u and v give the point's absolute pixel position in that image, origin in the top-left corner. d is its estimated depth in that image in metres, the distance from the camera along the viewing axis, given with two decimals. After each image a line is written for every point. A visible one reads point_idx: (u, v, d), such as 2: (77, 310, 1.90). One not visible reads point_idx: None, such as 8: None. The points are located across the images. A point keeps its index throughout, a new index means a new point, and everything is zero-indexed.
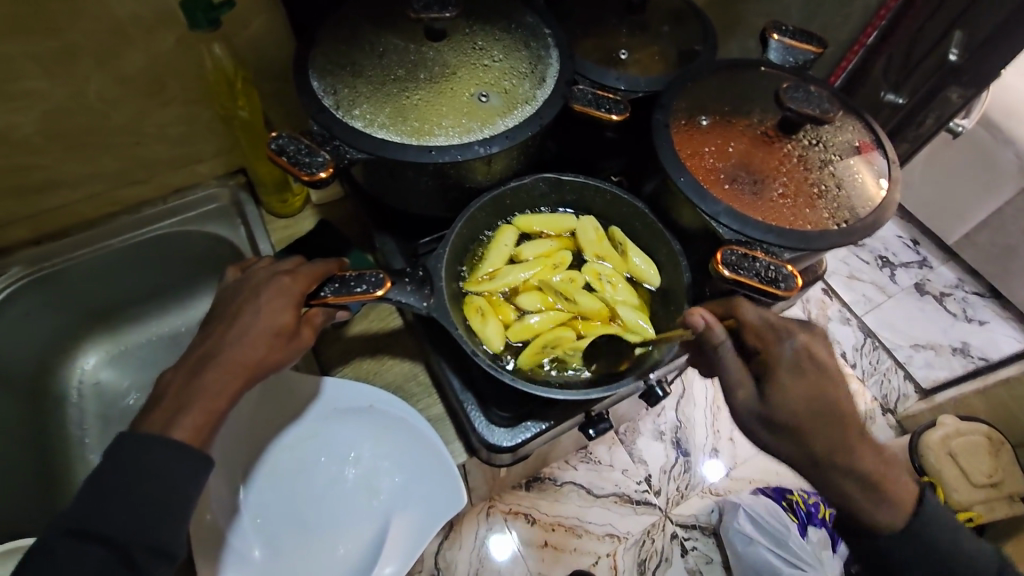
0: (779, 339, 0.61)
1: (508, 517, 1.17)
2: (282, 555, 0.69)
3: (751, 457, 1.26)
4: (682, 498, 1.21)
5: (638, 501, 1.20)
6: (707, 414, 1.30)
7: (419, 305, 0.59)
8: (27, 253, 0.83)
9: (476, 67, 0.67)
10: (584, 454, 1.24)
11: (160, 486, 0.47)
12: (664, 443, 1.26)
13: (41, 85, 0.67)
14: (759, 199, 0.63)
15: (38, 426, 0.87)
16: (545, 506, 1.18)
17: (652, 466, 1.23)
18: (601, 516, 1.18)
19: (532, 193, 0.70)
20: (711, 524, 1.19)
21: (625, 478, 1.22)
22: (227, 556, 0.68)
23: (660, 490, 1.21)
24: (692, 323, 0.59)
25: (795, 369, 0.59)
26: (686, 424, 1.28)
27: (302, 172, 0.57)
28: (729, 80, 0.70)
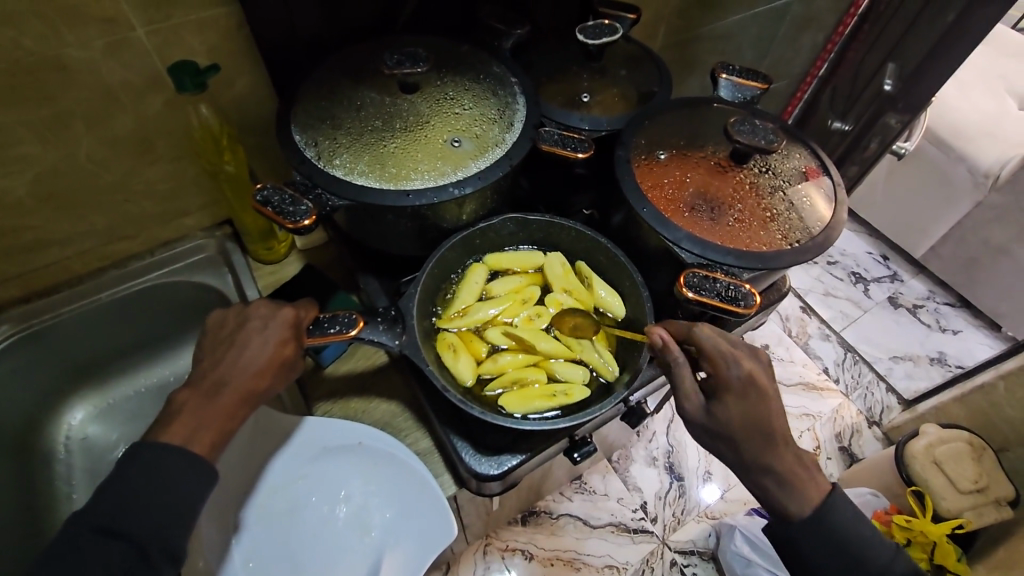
0: (726, 363, 0.59)
1: (505, 554, 1.16)
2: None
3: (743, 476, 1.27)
4: (678, 524, 1.22)
5: (635, 530, 1.20)
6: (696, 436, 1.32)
7: (392, 343, 0.63)
8: (15, 310, 0.84)
9: (448, 115, 0.71)
10: (579, 484, 1.25)
11: (139, 534, 0.49)
12: (656, 469, 1.28)
13: (34, 150, 0.70)
14: (717, 224, 0.67)
15: (26, 485, 0.86)
16: (542, 540, 1.18)
17: (645, 493, 1.25)
18: (598, 547, 1.18)
19: (500, 233, 0.75)
20: (709, 548, 1.20)
21: (620, 507, 1.23)
22: None
23: (655, 517, 1.22)
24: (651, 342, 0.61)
25: (754, 390, 0.58)
26: (676, 448, 1.30)
27: (286, 220, 0.60)
28: (685, 117, 0.76)
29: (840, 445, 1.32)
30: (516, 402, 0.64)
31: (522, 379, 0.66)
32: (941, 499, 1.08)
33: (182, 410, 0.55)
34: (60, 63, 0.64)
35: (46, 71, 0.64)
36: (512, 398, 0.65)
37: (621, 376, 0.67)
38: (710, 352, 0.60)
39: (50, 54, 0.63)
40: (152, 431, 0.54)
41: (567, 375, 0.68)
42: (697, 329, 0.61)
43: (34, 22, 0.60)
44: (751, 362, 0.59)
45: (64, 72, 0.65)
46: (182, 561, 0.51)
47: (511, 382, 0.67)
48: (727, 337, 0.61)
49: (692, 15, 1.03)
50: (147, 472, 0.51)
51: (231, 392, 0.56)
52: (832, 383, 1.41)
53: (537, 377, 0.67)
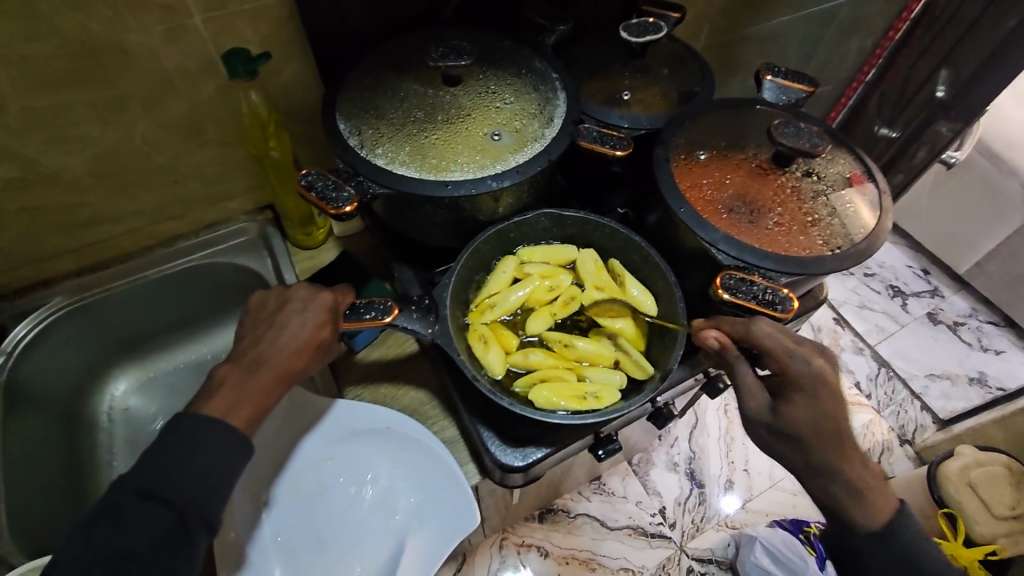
0: (795, 361, 0.58)
1: (521, 550, 1.17)
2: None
3: (766, 489, 1.26)
4: (697, 531, 1.21)
5: (652, 534, 1.20)
6: (719, 444, 1.30)
7: (424, 331, 0.64)
8: (68, 283, 0.88)
9: (489, 108, 0.72)
10: (597, 485, 1.25)
11: (176, 500, 0.51)
12: (677, 474, 1.27)
13: (94, 130, 0.74)
14: (756, 227, 0.66)
15: (71, 450, 0.89)
16: (558, 538, 1.19)
17: (665, 498, 1.24)
18: (615, 549, 1.18)
19: (534, 228, 0.75)
20: (727, 559, 1.18)
21: (638, 510, 1.22)
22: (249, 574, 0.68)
23: (674, 523, 1.21)
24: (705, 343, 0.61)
25: (809, 390, 0.57)
26: (699, 455, 1.29)
27: (329, 207, 0.62)
28: (726, 118, 0.75)
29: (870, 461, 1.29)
30: (545, 399, 0.64)
31: (551, 375, 0.66)
32: (976, 524, 1.05)
33: (231, 382, 0.57)
34: (122, 47, 0.67)
35: (108, 55, 0.67)
36: (542, 393, 0.64)
37: (655, 373, 0.66)
38: (773, 351, 0.58)
39: (113, 39, 0.66)
40: (193, 404, 0.56)
41: (600, 378, 0.67)
42: (754, 325, 0.59)
43: (101, 8, 0.63)
44: (821, 360, 0.58)
45: (125, 56, 0.68)
46: (215, 530, 0.53)
47: (541, 377, 0.66)
48: (789, 332, 0.60)
49: (738, 15, 1.02)
50: (188, 441, 0.53)
51: (269, 370, 0.58)
52: (864, 398, 1.38)
53: (564, 375, 0.66)
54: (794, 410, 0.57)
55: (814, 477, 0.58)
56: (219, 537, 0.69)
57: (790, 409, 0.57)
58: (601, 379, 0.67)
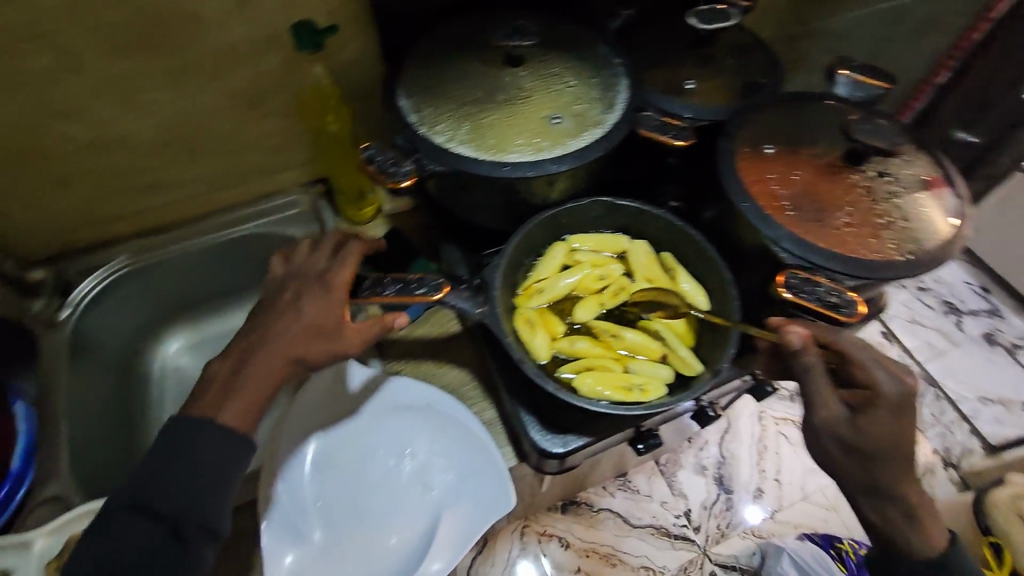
0: (879, 376, 0.55)
1: (542, 538, 1.17)
2: (339, 543, 0.69)
3: (796, 500, 1.22)
4: (722, 537, 1.18)
5: (675, 536, 1.18)
6: (751, 451, 1.27)
7: (473, 310, 0.64)
8: (133, 242, 0.92)
9: (551, 91, 0.71)
10: (623, 481, 1.24)
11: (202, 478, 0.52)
12: (705, 478, 1.24)
13: (163, 95, 0.76)
14: (823, 226, 0.63)
15: (125, 401, 0.92)
16: (580, 531, 1.18)
17: (691, 501, 1.22)
18: (636, 547, 1.17)
19: (587, 216, 0.74)
20: (750, 568, 1.16)
21: (663, 510, 1.21)
22: (286, 537, 0.67)
23: (699, 527, 1.19)
24: (787, 341, 0.56)
25: (894, 409, 0.54)
26: (730, 460, 1.26)
27: (387, 180, 0.63)
28: (793, 112, 0.72)
29: None
30: (590, 388, 0.63)
31: (597, 365, 0.66)
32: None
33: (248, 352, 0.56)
34: (195, 15, 0.69)
35: (181, 23, 0.69)
36: (587, 382, 0.64)
37: (703, 371, 0.65)
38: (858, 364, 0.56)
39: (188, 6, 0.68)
40: (199, 401, 0.55)
41: (648, 371, 0.66)
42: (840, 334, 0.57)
43: None
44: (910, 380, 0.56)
45: (197, 24, 0.70)
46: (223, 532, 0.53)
47: (587, 366, 0.66)
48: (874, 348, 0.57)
49: None
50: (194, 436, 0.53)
51: None
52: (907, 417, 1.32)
53: (611, 365, 0.66)
54: (845, 419, 0.55)
55: (858, 489, 0.56)
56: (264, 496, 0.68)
57: (841, 418, 0.55)
58: (647, 373, 0.66)
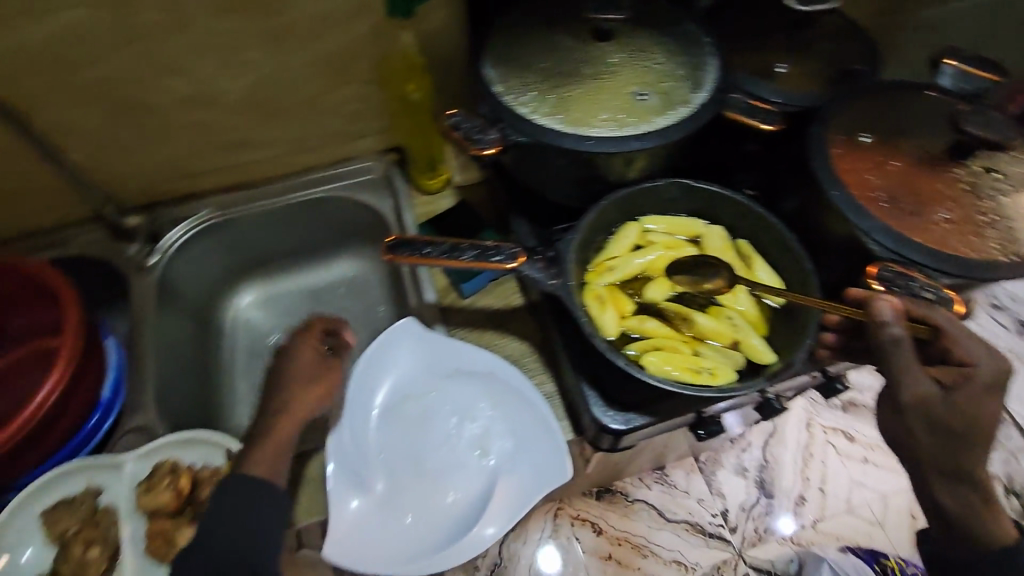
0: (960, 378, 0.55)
1: (575, 522, 1.17)
2: (398, 496, 0.72)
3: (840, 511, 1.19)
4: (759, 540, 1.16)
5: (710, 534, 1.17)
6: (796, 458, 1.24)
7: (546, 281, 0.65)
8: (218, 197, 0.96)
9: (638, 67, 0.70)
10: (660, 475, 1.23)
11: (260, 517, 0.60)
12: (744, 479, 1.22)
13: (257, 57, 0.79)
14: (920, 221, 0.60)
15: (202, 347, 0.97)
16: (614, 519, 1.18)
17: (728, 501, 1.20)
18: (669, 541, 1.16)
19: (663, 196, 0.73)
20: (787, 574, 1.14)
21: (699, 508, 1.19)
22: (351, 483, 0.70)
23: (735, 528, 1.17)
24: (877, 310, 0.54)
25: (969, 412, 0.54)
26: (772, 465, 1.23)
27: (472, 147, 0.65)
28: (891, 102, 0.69)
29: None
30: (657, 366, 0.63)
31: (666, 345, 0.66)
32: None
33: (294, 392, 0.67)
34: None
35: None
36: (653, 360, 0.64)
37: (776, 361, 0.64)
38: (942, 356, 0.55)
39: None
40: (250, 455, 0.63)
41: (716, 355, 0.66)
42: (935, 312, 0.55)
43: None
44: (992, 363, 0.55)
45: None
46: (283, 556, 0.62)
47: (654, 346, 0.66)
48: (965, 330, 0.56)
49: None
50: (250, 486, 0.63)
51: None
52: None
53: (679, 347, 0.66)
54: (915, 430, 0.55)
55: None
56: (331, 445, 0.69)
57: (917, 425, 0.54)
58: (716, 357, 0.66)
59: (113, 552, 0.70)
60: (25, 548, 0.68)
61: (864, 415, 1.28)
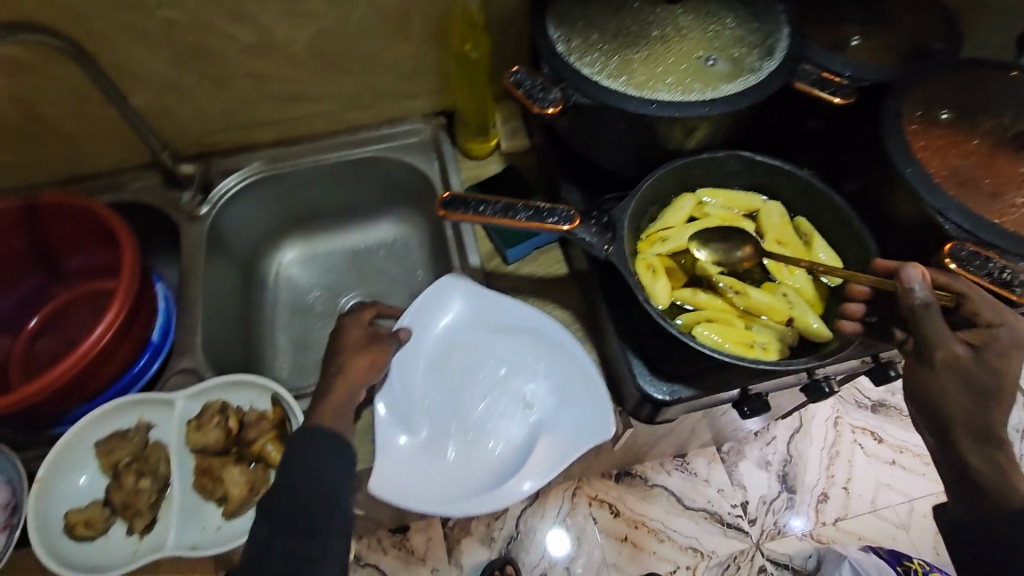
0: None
1: (592, 503, 1.17)
2: (440, 445, 0.72)
3: (864, 511, 1.17)
4: (778, 534, 1.15)
5: (728, 524, 1.16)
6: (821, 455, 1.22)
7: (599, 248, 0.64)
8: (268, 152, 0.97)
9: (706, 33, 0.68)
10: (681, 462, 1.21)
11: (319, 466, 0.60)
12: (767, 473, 1.20)
13: (320, 9, 0.79)
14: (997, 202, 0.59)
15: (246, 300, 0.99)
16: (631, 502, 1.18)
17: (749, 493, 1.19)
18: (686, 528, 1.16)
19: (722, 168, 0.71)
20: (804, 570, 1.12)
21: (719, 498, 1.18)
22: (399, 427, 0.71)
23: (754, 520, 1.16)
24: (907, 279, 0.52)
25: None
26: (796, 460, 1.22)
27: (535, 105, 0.64)
28: (976, 78, 0.65)
29: None
30: (709, 338, 0.62)
31: (717, 318, 0.65)
32: None
33: (348, 352, 0.70)
34: None
35: None
36: (706, 331, 0.63)
37: (832, 340, 0.63)
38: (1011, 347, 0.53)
39: None
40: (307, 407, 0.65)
41: (770, 332, 0.64)
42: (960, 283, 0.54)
43: None
44: None
45: None
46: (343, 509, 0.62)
47: (706, 318, 0.65)
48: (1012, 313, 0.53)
49: None
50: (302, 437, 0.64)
51: None
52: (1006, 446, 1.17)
53: (732, 321, 0.64)
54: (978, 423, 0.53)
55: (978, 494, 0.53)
56: (383, 388, 0.72)
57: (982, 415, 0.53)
58: (770, 334, 0.64)
59: (162, 486, 0.72)
60: (79, 474, 0.71)
61: (895, 417, 1.25)
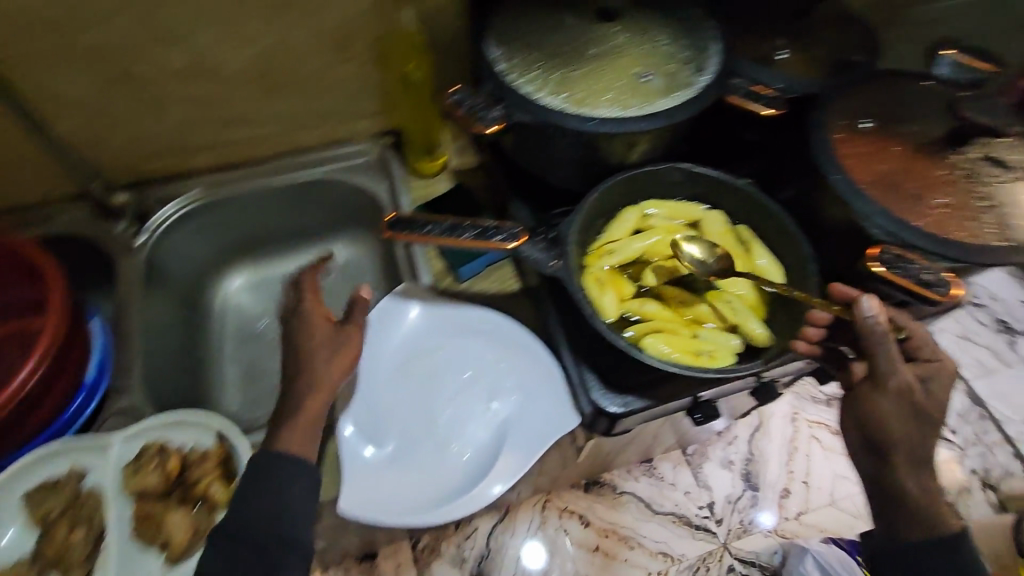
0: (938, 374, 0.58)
1: (562, 515, 1.15)
2: (407, 456, 0.71)
3: (824, 504, 1.19)
4: (744, 533, 1.16)
5: (696, 526, 1.16)
6: (782, 451, 1.23)
7: (547, 262, 0.65)
8: (207, 178, 0.94)
9: (642, 49, 0.70)
10: (648, 467, 1.21)
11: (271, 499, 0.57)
12: (732, 472, 1.21)
13: (255, 33, 0.78)
14: (920, 205, 0.61)
15: (190, 331, 0.95)
16: (601, 511, 1.16)
17: (715, 494, 1.19)
18: (656, 532, 1.15)
19: (665, 180, 0.73)
20: (770, 565, 1.14)
21: (686, 500, 1.18)
22: (364, 440, 0.69)
23: (722, 520, 1.17)
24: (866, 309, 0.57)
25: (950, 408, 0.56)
26: (757, 458, 1.23)
27: (477, 125, 0.64)
28: (892, 90, 0.70)
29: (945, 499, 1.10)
30: (658, 347, 0.63)
31: (665, 327, 0.66)
32: None
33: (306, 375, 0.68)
34: None
35: None
36: (654, 341, 0.64)
37: (773, 345, 0.65)
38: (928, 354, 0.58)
39: None
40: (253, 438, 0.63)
41: (717, 339, 0.65)
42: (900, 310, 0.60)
43: None
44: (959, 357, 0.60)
45: None
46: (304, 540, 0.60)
47: (654, 328, 0.66)
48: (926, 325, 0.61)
49: None
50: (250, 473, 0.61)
51: None
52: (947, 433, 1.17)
53: (679, 330, 0.66)
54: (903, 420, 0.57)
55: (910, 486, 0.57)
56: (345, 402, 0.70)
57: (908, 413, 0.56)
58: (717, 342, 0.65)
59: (98, 537, 0.68)
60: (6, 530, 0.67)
61: None
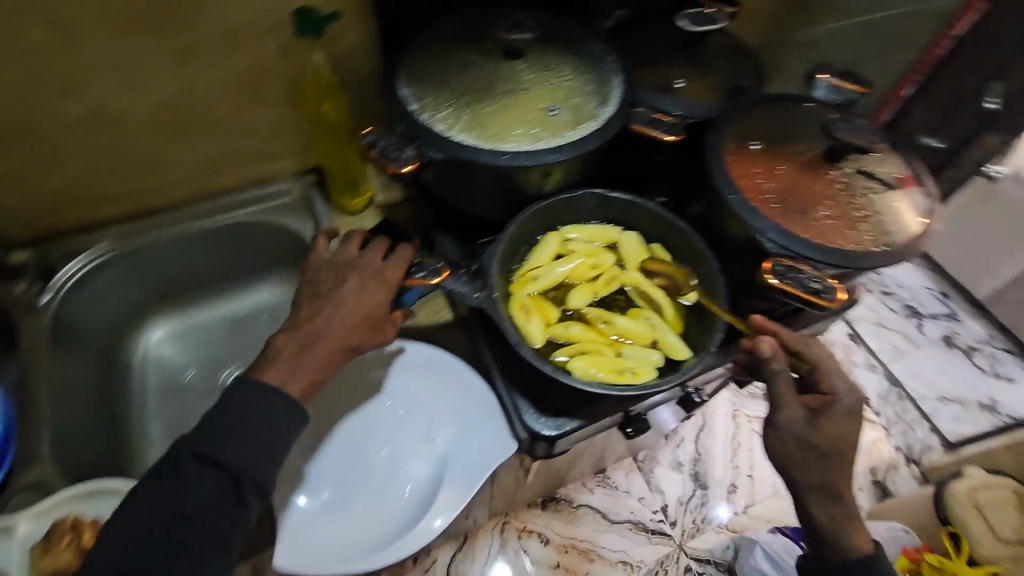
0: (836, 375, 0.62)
1: (521, 534, 1.14)
2: (348, 502, 0.72)
3: (767, 496, 1.23)
4: (697, 531, 1.19)
5: (652, 531, 1.18)
6: (725, 448, 1.27)
7: (470, 295, 0.66)
8: (116, 229, 0.90)
9: (548, 84, 0.73)
10: (602, 478, 1.22)
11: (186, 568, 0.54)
12: (681, 474, 1.24)
13: (157, 80, 0.76)
14: (806, 218, 0.67)
15: (107, 389, 0.90)
16: (559, 526, 1.16)
17: (667, 496, 1.21)
18: (614, 542, 1.16)
19: (581, 206, 0.76)
20: (724, 561, 1.17)
21: (640, 506, 1.20)
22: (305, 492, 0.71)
23: (675, 521, 1.19)
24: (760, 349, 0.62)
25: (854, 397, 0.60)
26: (704, 457, 1.26)
27: (390, 165, 0.65)
28: (778, 111, 0.76)
29: (874, 478, 1.18)
30: (582, 369, 0.66)
31: (590, 348, 0.68)
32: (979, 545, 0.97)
33: None
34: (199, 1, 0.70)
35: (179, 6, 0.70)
36: (578, 363, 0.66)
37: (691, 357, 0.68)
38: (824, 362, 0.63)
39: None
40: None
41: (638, 356, 0.68)
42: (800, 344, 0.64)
43: None
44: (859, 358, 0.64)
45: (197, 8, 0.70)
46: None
47: (579, 350, 0.68)
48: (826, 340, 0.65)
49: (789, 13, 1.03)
50: None
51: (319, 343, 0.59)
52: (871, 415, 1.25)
53: (603, 350, 0.68)
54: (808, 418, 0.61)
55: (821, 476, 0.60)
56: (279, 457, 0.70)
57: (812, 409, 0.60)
58: (638, 358, 0.68)
59: None
60: None
61: None
